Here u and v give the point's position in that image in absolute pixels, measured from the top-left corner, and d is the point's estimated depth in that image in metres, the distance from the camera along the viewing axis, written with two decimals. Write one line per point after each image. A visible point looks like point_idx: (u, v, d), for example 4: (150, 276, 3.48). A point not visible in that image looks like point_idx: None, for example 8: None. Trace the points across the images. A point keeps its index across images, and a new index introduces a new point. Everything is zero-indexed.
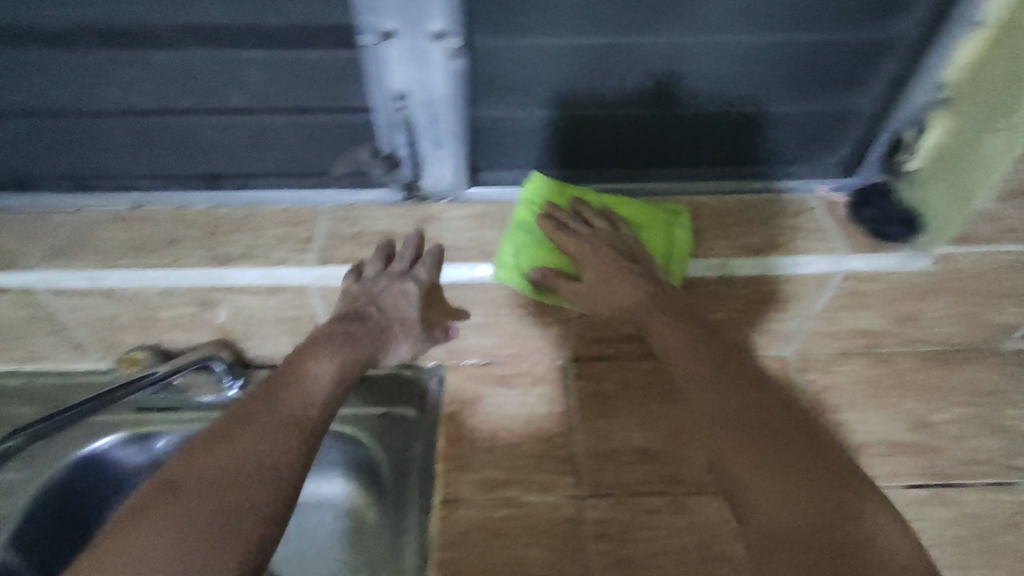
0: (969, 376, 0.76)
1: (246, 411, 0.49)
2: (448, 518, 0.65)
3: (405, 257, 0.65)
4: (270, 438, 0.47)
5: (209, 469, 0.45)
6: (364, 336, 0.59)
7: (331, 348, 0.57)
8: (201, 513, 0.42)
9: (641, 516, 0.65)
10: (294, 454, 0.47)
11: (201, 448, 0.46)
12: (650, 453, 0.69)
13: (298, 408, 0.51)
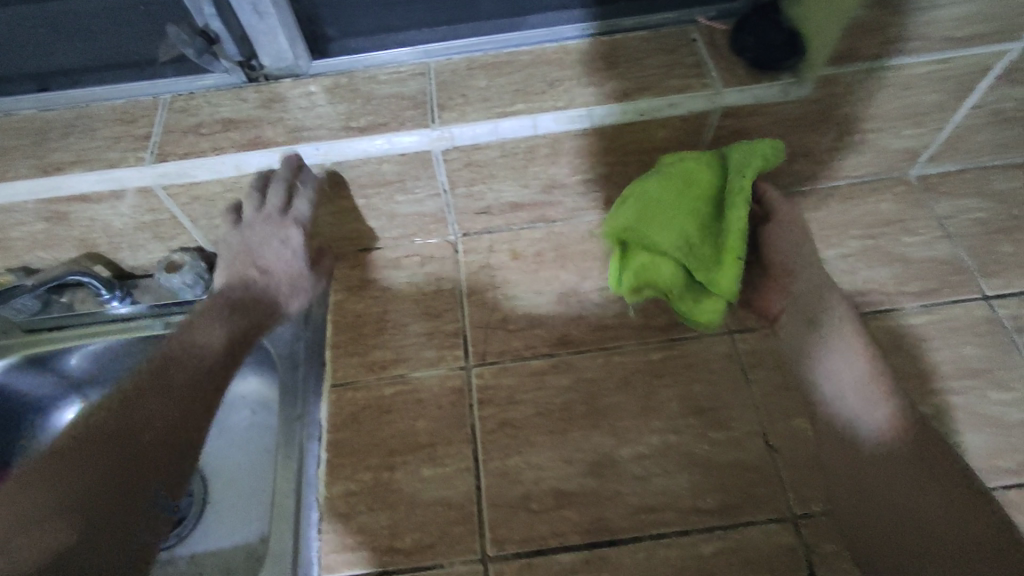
0: (871, 208, 0.74)
1: (129, 398, 0.53)
2: (338, 401, 0.65)
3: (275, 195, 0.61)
4: (166, 405, 0.53)
5: (89, 477, 0.47)
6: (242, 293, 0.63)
7: (219, 310, 0.61)
8: (101, 467, 0.48)
9: (527, 378, 0.65)
10: (186, 415, 0.54)
11: (78, 444, 0.49)
12: (538, 318, 0.69)
13: (191, 377, 0.56)
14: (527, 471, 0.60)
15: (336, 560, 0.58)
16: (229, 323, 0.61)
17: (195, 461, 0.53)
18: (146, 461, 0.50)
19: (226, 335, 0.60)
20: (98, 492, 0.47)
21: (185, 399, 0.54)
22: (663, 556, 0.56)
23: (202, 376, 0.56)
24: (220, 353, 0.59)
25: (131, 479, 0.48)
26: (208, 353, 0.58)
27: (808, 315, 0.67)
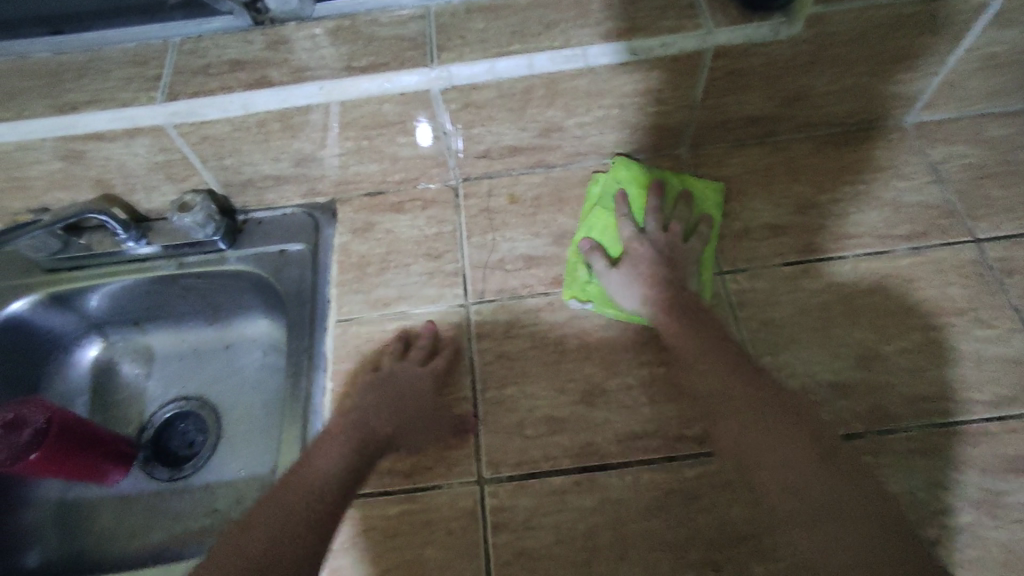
0: (865, 154, 0.75)
1: (289, 480, 0.54)
2: (343, 335, 0.68)
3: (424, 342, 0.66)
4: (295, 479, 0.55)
5: (258, 538, 0.49)
6: (373, 422, 0.60)
7: (349, 429, 0.59)
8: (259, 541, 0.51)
9: (523, 314, 0.68)
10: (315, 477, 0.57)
11: (264, 506, 0.51)
12: (535, 258, 0.71)
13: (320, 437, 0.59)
14: (522, 400, 0.63)
15: None
16: (360, 446, 0.58)
17: (304, 512, 0.51)
18: (293, 509, 0.51)
19: (349, 453, 0.57)
20: (252, 535, 0.49)
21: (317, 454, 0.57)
22: (650, 478, 0.58)
23: (325, 479, 0.54)
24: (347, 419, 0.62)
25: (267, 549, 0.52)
26: (322, 465, 0.55)
27: (797, 255, 0.69)
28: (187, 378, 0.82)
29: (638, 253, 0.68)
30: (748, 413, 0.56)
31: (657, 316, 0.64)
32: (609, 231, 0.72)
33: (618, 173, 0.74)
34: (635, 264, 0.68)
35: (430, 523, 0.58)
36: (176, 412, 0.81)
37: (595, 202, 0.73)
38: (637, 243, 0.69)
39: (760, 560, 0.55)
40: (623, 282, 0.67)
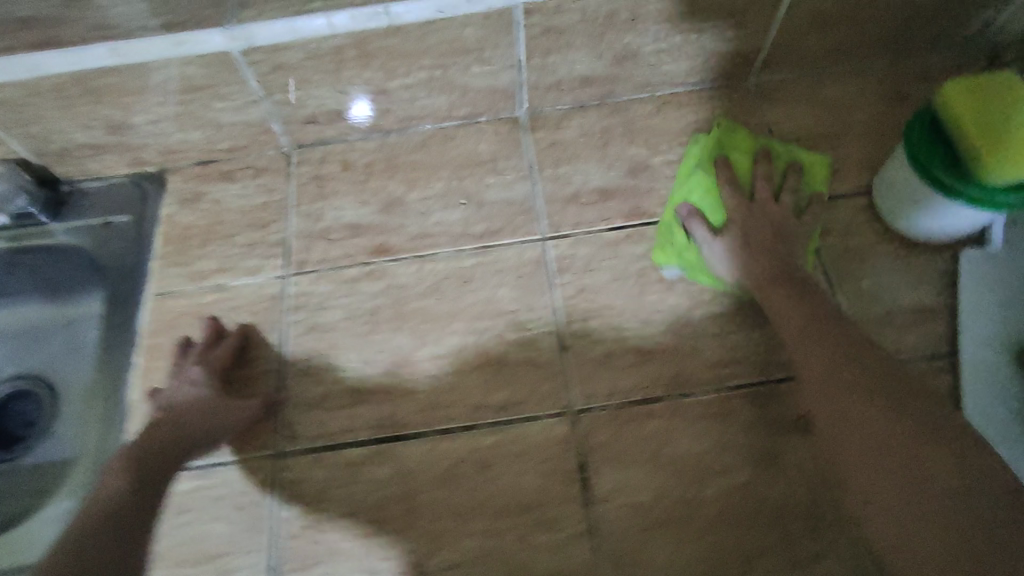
0: (701, 115, 0.74)
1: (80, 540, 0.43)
2: (158, 310, 0.67)
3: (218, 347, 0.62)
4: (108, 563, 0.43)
5: None
6: (156, 437, 0.53)
7: (133, 462, 0.51)
8: None
9: (341, 285, 0.67)
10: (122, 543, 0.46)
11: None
12: (360, 227, 0.70)
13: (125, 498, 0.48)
14: (329, 371, 0.63)
15: None
16: (153, 475, 0.50)
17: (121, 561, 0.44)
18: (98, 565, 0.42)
19: (136, 484, 0.49)
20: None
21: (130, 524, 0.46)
22: (445, 447, 0.59)
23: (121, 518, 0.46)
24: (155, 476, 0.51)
25: None
26: (115, 506, 0.47)
27: (622, 221, 0.69)
28: (24, 355, 0.80)
29: (746, 221, 0.63)
30: (844, 401, 0.51)
31: (753, 280, 0.61)
32: (709, 194, 0.67)
33: (773, 143, 0.70)
34: (741, 235, 0.63)
35: (221, 500, 0.58)
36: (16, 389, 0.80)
37: (701, 164, 0.69)
38: (740, 209, 0.64)
39: (541, 528, 0.56)
40: (726, 254, 0.63)
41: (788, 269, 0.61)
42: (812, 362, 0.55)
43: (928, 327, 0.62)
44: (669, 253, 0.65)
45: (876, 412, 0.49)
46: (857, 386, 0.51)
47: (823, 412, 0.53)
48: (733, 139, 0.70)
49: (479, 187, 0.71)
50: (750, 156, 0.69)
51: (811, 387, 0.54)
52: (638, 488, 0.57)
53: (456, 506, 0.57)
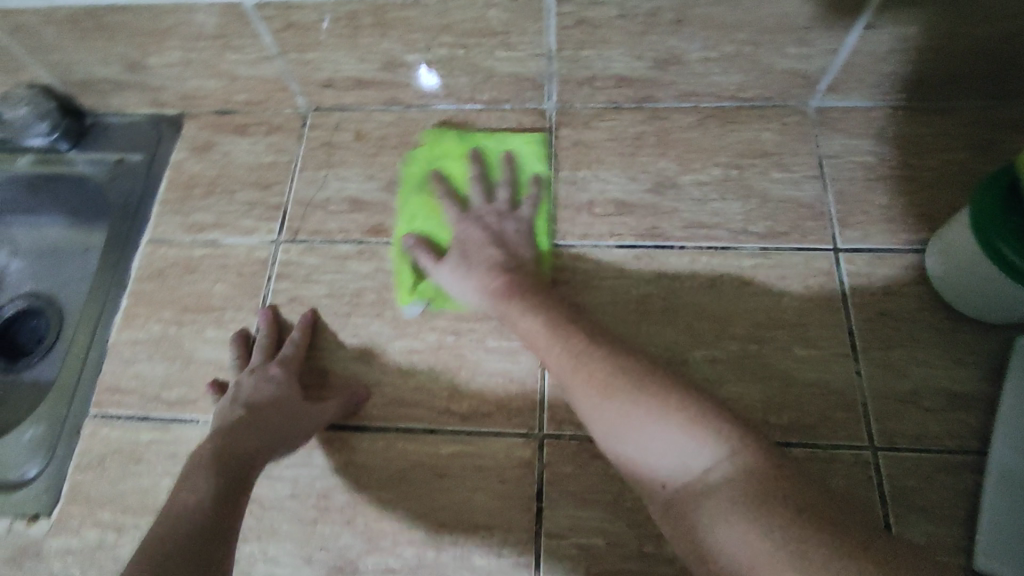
0: (747, 135, 0.67)
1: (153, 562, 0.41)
2: (151, 256, 0.67)
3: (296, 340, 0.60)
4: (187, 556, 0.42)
5: None
6: (236, 442, 0.50)
7: (206, 472, 0.48)
8: None
9: (330, 261, 0.64)
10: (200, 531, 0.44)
11: None
12: (360, 203, 0.67)
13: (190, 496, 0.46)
14: None
15: (108, 398, 0.61)
16: (227, 485, 0.47)
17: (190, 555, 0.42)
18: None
19: (211, 490, 0.46)
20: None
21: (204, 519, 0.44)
22: (401, 448, 0.56)
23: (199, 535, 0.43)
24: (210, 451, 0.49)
25: None
26: (192, 522, 0.44)
27: (634, 240, 0.63)
28: (43, 276, 0.82)
29: (466, 240, 0.59)
30: (647, 422, 0.43)
31: (497, 305, 0.55)
32: (434, 216, 0.64)
33: (505, 139, 0.67)
34: (462, 255, 0.58)
35: (175, 458, 0.58)
36: (26, 307, 0.82)
37: (421, 180, 0.66)
38: (461, 225, 0.60)
39: (483, 551, 0.52)
40: (457, 278, 0.58)
41: (529, 284, 0.55)
42: (574, 374, 0.48)
43: (959, 416, 0.54)
44: (412, 292, 0.61)
45: (682, 430, 0.42)
46: (647, 393, 0.44)
47: (605, 420, 0.45)
48: (444, 149, 0.68)
49: (489, 179, 0.67)
50: (460, 160, 0.66)
51: (580, 391, 0.47)
52: (594, 531, 0.52)
53: (401, 511, 0.54)
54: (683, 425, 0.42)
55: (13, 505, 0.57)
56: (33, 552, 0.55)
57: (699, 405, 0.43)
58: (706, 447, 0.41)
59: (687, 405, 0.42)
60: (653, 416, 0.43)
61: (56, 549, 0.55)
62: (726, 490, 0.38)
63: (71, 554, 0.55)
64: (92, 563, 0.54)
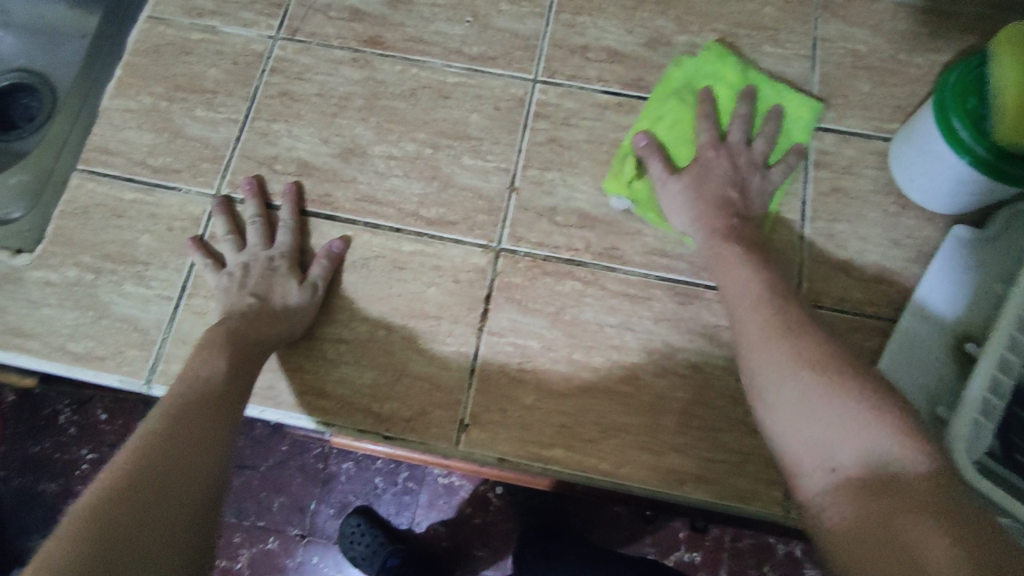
0: (750, 7, 0.67)
1: (174, 417, 0.45)
2: (148, 32, 0.67)
3: (286, 210, 0.60)
4: (198, 425, 0.45)
5: (138, 474, 0.40)
6: (248, 328, 0.53)
7: (220, 348, 0.50)
8: (172, 468, 0.42)
9: (325, 63, 0.66)
10: (211, 405, 0.47)
11: (143, 436, 0.43)
12: (360, 13, 0.67)
13: (201, 367, 0.49)
14: (285, 138, 0.63)
15: (95, 156, 0.63)
16: (241, 361, 0.51)
17: (202, 424, 0.45)
18: (177, 447, 0.43)
19: (227, 370, 0.49)
20: (144, 487, 0.40)
21: (214, 398, 0.47)
22: (368, 240, 0.60)
23: (216, 402, 0.47)
24: (214, 337, 0.51)
25: (175, 460, 0.42)
26: (205, 392, 0.48)
27: (619, 88, 0.65)
28: (36, 54, 0.83)
29: (710, 164, 0.58)
30: (822, 400, 0.41)
31: (712, 247, 0.54)
32: (643, 123, 0.62)
33: (705, 70, 0.63)
34: (699, 176, 0.57)
35: (157, 218, 0.61)
36: (19, 82, 0.83)
37: (673, 90, 0.63)
38: (712, 151, 0.58)
39: (429, 336, 0.57)
40: (682, 202, 0.57)
41: (745, 233, 0.55)
42: (776, 347, 0.45)
43: (882, 288, 0.59)
44: (620, 184, 0.60)
45: (884, 429, 0.38)
46: (844, 381, 0.41)
47: (800, 398, 0.42)
48: (715, 68, 0.63)
49: (492, 11, 0.67)
50: (694, 92, 0.62)
51: (779, 366, 0.44)
52: (533, 334, 0.57)
53: (360, 294, 0.58)
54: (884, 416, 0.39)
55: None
56: (14, 280, 0.59)
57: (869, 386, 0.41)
58: (883, 432, 0.38)
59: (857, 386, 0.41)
60: (814, 388, 0.41)
61: (37, 280, 0.59)
62: (912, 485, 0.35)
63: (51, 286, 0.59)
64: (71, 297, 0.59)
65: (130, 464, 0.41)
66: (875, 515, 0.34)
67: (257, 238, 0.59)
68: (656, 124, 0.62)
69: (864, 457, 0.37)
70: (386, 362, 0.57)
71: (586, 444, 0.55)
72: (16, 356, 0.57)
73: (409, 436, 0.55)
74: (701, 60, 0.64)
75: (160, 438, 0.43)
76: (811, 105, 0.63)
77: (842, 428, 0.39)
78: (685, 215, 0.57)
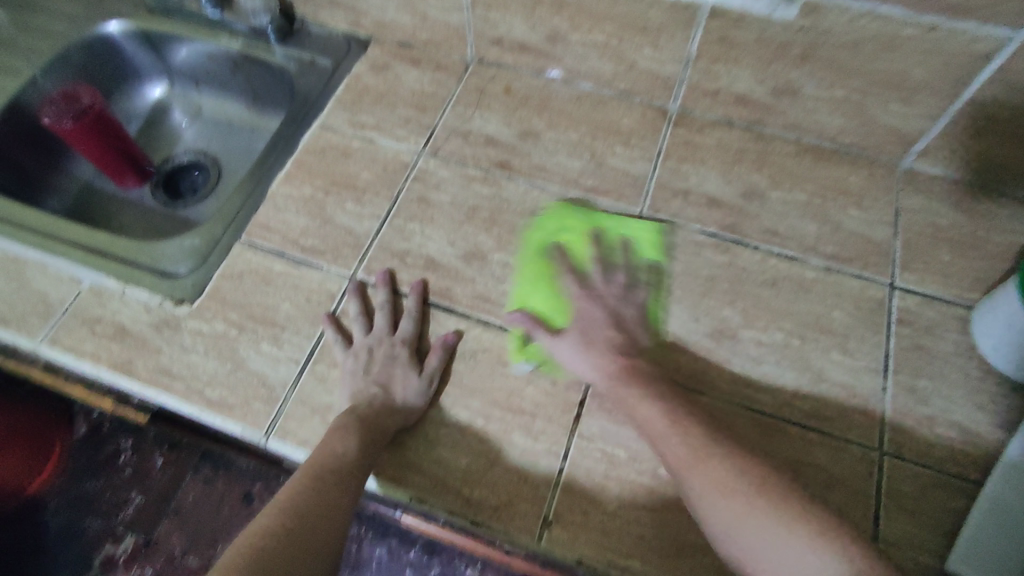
0: (837, 174, 0.75)
1: (310, 492, 0.52)
2: (318, 136, 0.81)
3: (412, 304, 0.68)
4: (327, 502, 0.52)
5: (278, 541, 0.48)
6: (372, 416, 0.59)
7: (353, 429, 0.57)
8: (303, 541, 0.49)
9: (460, 178, 0.77)
10: (338, 485, 0.54)
11: (285, 507, 0.51)
12: (495, 141, 0.79)
13: (335, 443, 0.56)
14: (418, 236, 0.73)
15: (258, 231, 0.74)
16: (368, 441, 0.57)
17: (332, 501, 0.53)
18: (305, 522, 0.50)
19: (356, 451, 0.56)
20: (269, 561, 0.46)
21: (342, 478, 0.54)
22: (479, 334, 0.67)
23: (345, 480, 0.54)
24: (346, 420, 0.58)
25: (305, 536, 0.50)
26: (338, 467, 0.54)
27: (715, 230, 0.73)
28: (214, 140, 0.99)
29: (587, 317, 0.65)
30: (773, 535, 0.47)
31: (614, 387, 0.60)
32: (543, 288, 0.69)
33: (624, 223, 0.73)
34: (584, 333, 0.64)
35: (301, 289, 0.70)
36: (194, 161, 0.98)
37: (541, 249, 0.71)
38: (581, 301, 0.66)
39: (523, 431, 0.62)
40: (577, 354, 0.63)
41: (644, 372, 0.61)
42: (697, 470, 0.53)
43: (965, 449, 0.60)
44: (523, 351, 0.65)
45: (810, 546, 0.46)
46: (789, 514, 0.48)
47: (728, 516, 0.50)
48: (562, 220, 0.73)
49: (607, 152, 0.78)
50: (585, 232, 0.72)
51: (699, 484, 0.52)
52: (620, 443, 0.61)
53: (466, 381, 0.64)
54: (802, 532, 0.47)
55: (166, 288, 0.70)
56: (172, 326, 0.68)
57: (826, 522, 0.48)
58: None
59: (801, 520, 0.48)
60: (743, 515, 0.49)
61: (191, 329, 0.68)
62: None
63: (201, 336, 0.67)
64: (215, 347, 0.67)
65: (272, 532, 0.49)
66: None
67: (385, 327, 0.66)
68: (539, 280, 0.69)
69: None
70: (481, 449, 0.61)
71: (663, 559, 0.56)
72: (159, 393, 0.65)
73: (494, 524, 0.58)
74: (556, 216, 0.74)
75: (296, 510, 0.51)
76: (660, 253, 0.72)
77: (783, 554, 0.46)
78: (591, 362, 0.62)
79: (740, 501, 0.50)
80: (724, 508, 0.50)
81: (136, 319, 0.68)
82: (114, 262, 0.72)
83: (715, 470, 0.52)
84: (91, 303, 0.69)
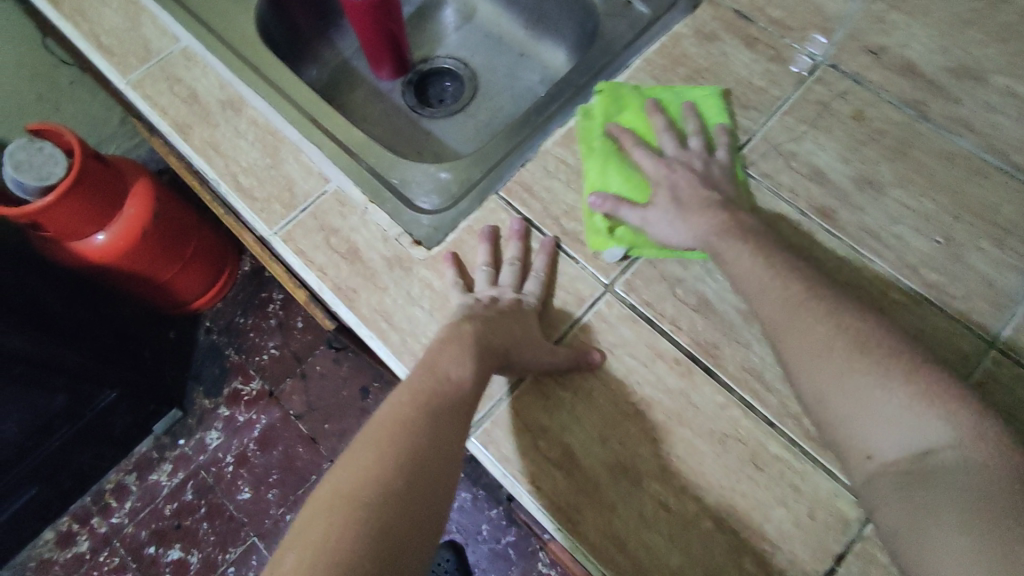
0: None
1: (415, 418, 0.45)
2: None
3: (540, 263, 0.60)
4: (415, 414, 0.45)
5: (385, 467, 0.40)
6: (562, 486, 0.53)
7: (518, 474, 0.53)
8: (409, 467, 0.41)
9: (767, 211, 0.61)
10: (441, 417, 0.46)
11: (394, 429, 0.43)
12: (824, 177, 0.62)
13: (440, 372, 0.48)
14: (696, 266, 0.59)
15: (518, 190, 0.64)
16: (483, 370, 0.50)
17: (441, 434, 0.45)
18: (405, 440, 0.42)
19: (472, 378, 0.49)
20: (404, 495, 0.39)
21: (438, 404, 0.46)
22: (736, 417, 0.54)
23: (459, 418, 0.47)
24: (450, 351, 0.50)
25: (411, 459, 0.42)
26: (448, 395, 0.47)
27: None
28: (479, 52, 0.89)
29: (673, 184, 0.59)
30: (865, 378, 0.44)
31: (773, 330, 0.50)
32: (623, 168, 0.62)
33: (680, 91, 0.66)
34: (674, 197, 0.58)
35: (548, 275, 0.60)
36: (452, 69, 0.90)
37: (602, 133, 0.64)
38: (662, 174, 0.60)
39: (756, 559, 0.50)
40: (670, 218, 0.57)
41: (748, 224, 0.55)
42: (800, 321, 0.48)
43: None
44: (603, 237, 0.59)
45: (911, 399, 0.43)
46: (872, 352, 0.45)
47: (828, 372, 0.45)
48: (621, 101, 0.66)
49: (968, 242, 0.59)
50: (642, 110, 0.65)
51: (797, 340, 0.48)
52: None
53: (704, 468, 0.53)
54: (911, 386, 0.43)
55: (407, 221, 0.63)
56: (404, 267, 0.61)
57: (915, 368, 0.44)
58: (937, 423, 0.42)
59: (878, 356, 0.45)
60: (843, 368, 0.45)
61: (421, 277, 0.61)
62: (961, 467, 0.39)
63: (428, 290, 0.60)
64: (440, 308, 0.59)
65: (383, 462, 0.41)
66: (917, 499, 0.39)
67: (510, 279, 0.59)
68: (610, 162, 0.62)
69: (902, 445, 0.42)
70: (699, 558, 0.50)
71: None
72: (373, 337, 0.59)
73: None
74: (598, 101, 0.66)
75: (406, 440, 0.43)
76: (727, 117, 0.65)
77: (862, 393, 0.44)
78: (689, 219, 0.56)
79: (831, 354, 0.46)
80: (821, 362, 0.46)
81: (371, 245, 0.62)
82: (364, 170, 0.66)
83: (811, 326, 0.47)
84: (334, 210, 0.64)
